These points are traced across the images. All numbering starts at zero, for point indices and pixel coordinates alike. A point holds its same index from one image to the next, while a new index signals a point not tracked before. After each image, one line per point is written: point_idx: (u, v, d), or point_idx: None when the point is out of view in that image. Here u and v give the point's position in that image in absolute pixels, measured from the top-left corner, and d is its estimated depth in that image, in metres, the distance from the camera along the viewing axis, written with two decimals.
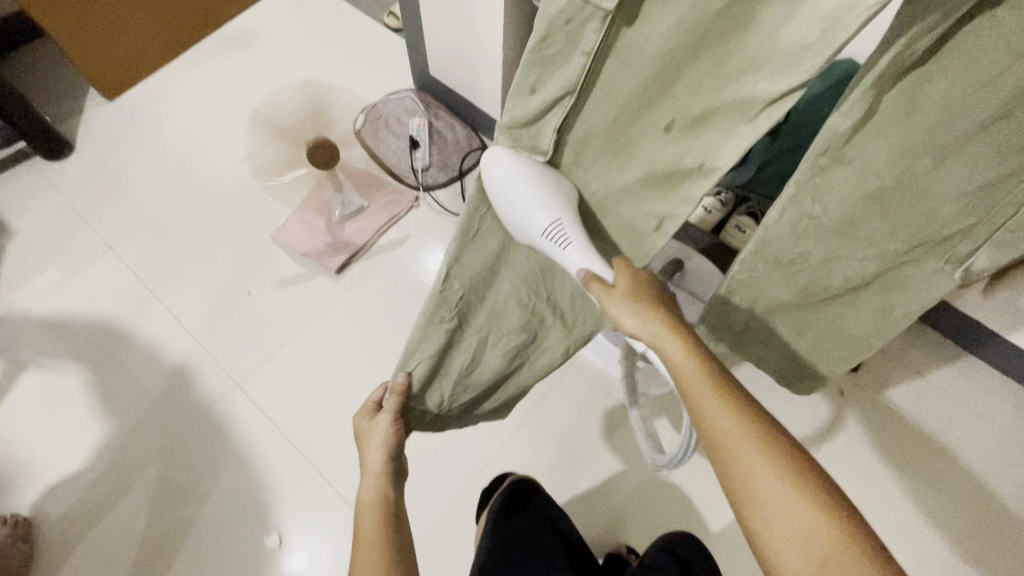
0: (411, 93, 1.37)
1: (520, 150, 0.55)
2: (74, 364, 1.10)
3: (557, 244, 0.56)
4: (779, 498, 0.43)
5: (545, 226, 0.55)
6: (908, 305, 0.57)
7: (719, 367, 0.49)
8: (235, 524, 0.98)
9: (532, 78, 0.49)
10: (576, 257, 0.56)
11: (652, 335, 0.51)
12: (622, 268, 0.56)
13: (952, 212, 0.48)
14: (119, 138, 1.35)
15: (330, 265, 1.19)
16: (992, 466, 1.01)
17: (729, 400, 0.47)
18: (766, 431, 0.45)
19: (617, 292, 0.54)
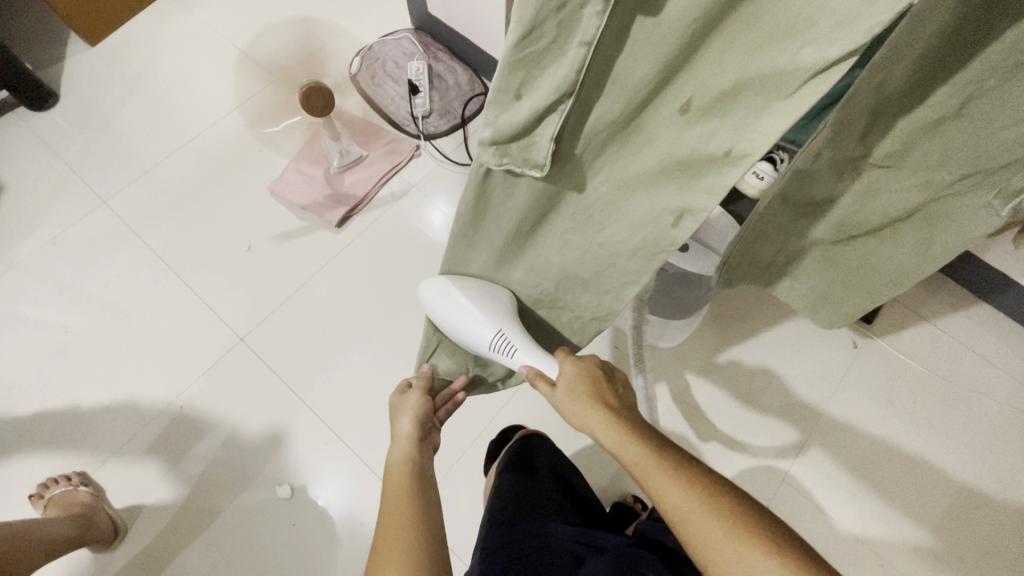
0: (409, 34, 1.30)
1: (512, 163, 0.46)
2: (77, 322, 1.09)
3: (505, 353, 0.66)
4: (748, 567, 0.40)
5: (491, 339, 0.66)
6: (952, 238, 0.52)
7: (658, 441, 0.50)
8: (247, 474, 1.00)
9: (517, 80, 0.39)
10: (524, 357, 0.65)
11: (592, 426, 0.53)
12: (565, 365, 0.60)
13: (1012, 140, 0.42)
14: (104, 84, 1.29)
15: (331, 218, 1.15)
16: (1003, 415, 1.01)
17: (679, 472, 0.46)
18: (713, 495, 0.44)
19: (563, 391, 0.58)
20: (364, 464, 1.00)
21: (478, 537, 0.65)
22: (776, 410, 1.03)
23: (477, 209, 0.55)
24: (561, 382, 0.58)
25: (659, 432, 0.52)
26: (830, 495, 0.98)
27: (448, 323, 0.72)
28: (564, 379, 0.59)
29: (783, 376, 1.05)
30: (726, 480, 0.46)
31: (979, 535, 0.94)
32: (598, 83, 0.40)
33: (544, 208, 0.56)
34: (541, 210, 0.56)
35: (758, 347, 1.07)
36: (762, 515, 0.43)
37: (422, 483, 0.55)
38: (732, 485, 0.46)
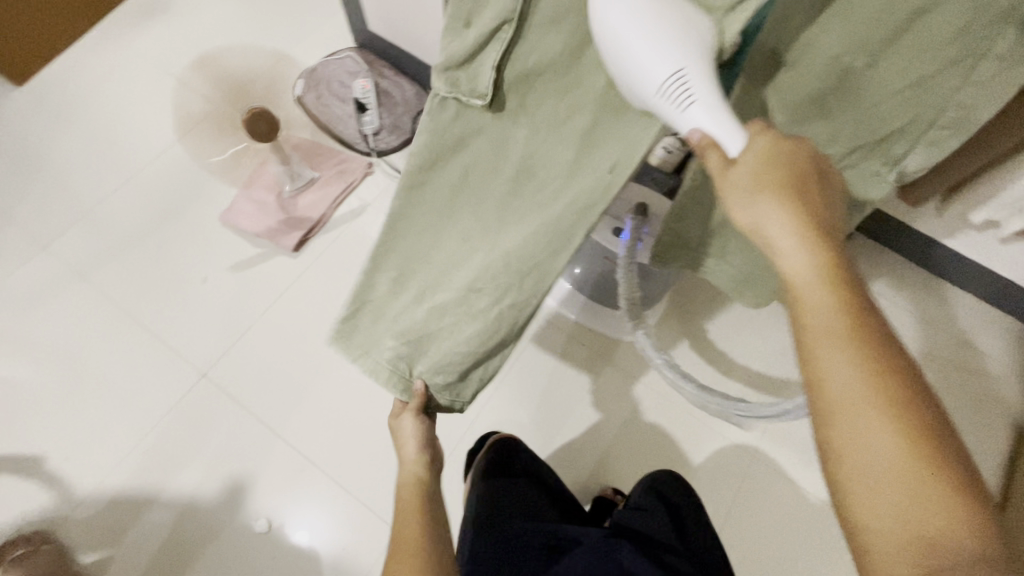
0: (353, 53, 1.28)
1: (458, 96, 0.48)
2: (24, 374, 1.04)
3: (676, 104, 0.41)
4: (896, 474, 0.37)
5: (661, 82, 0.40)
6: (850, 206, 0.61)
7: (853, 281, 0.41)
8: (220, 513, 0.97)
9: (466, 8, 0.43)
10: (701, 116, 0.42)
11: (771, 234, 0.43)
12: (755, 138, 0.44)
13: (889, 113, 0.50)
14: (36, 125, 1.24)
15: (287, 243, 1.14)
16: (946, 371, 1.07)
17: (867, 356, 0.38)
18: (893, 382, 0.38)
19: (738, 168, 0.44)
20: (342, 487, 0.99)
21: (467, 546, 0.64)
22: (742, 391, 1.06)
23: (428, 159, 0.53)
24: (744, 158, 0.43)
25: (854, 269, 0.42)
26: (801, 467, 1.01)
27: (380, 282, 0.65)
28: (746, 156, 0.44)
29: (746, 357, 1.08)
30: (910, 359, 0.39)
31: None
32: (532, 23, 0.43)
33: (473, 172, 0.54)
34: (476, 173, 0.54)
35: (721, 331, 1.10)
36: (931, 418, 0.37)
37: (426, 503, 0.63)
38: (917, 369, 0.39)
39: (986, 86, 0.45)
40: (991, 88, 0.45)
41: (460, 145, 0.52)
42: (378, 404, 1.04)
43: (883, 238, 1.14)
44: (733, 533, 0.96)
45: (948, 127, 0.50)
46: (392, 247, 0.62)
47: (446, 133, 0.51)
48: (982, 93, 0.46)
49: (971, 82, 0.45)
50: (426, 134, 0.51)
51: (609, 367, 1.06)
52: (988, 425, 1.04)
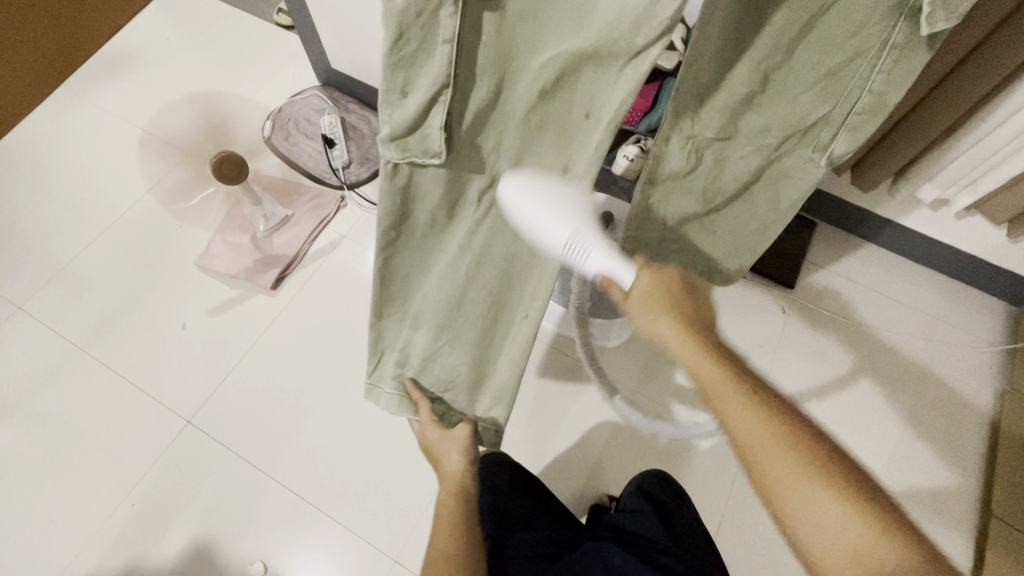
0: (317, 91, 1.31)
1: (412, 159, 0.52)
2: (6, 439, 1.02)
3: (578, 257, 0.53)
4: (810, 495, 0.40)
5: (566, 239, 0.52)
6: (794, 190, 0.66)
7: (737, 359, 0.47)
8: (214, 561, 0.95)
9: (401, 80, 0.46)
10: (600, 259, 0.53)
11: (670, 341, 0.48)
12: (639, 268, 0.53)
13: (814, 102, 0.56)
14: (6, 187, 1.24)
15: (264, 281, 1.14)
16: (922, 347, 1.10)
17: (757, 404, 0.44)
18: (793, 428, 0.43)
19: (635, 298, 0.52)
20: (337, 523, 0.98)
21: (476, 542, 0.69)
22: None
23: (398, 214, 0.59)
24: (635, 289, 0.52)
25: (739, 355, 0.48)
26: None
27: (389, 326, 0.73)
28: (638, 288, 0.52)
29: (728, 351, 1.10)
30: (801, 411, 0.45)
31: (927, 464, 1.00)
32: (469, 74, 0.47)
33: (439, 218, 0.61)
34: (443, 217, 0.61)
35: None
36: (831, 447, 0.42)
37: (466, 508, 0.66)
38: (808, 418, 0.44)
39: (890, 74, 0.52)
40: (897, 72, 0.52)
41: (417, 200, 0.57)
42: (367, 433, 1.04)
43: (847, 224, 1.17)
44: (731, 527, 0.97)
45: (866, 112, 0.55)
46: (404, 293, 0.70)
47: (405, 192, 0.56)
48: (888, 79, 0.52)
49: (880, 69, 0.52)
50: (390, 198, 0.56)
51: (594, 374, 1.07)
52: (972, 394, 1.05)
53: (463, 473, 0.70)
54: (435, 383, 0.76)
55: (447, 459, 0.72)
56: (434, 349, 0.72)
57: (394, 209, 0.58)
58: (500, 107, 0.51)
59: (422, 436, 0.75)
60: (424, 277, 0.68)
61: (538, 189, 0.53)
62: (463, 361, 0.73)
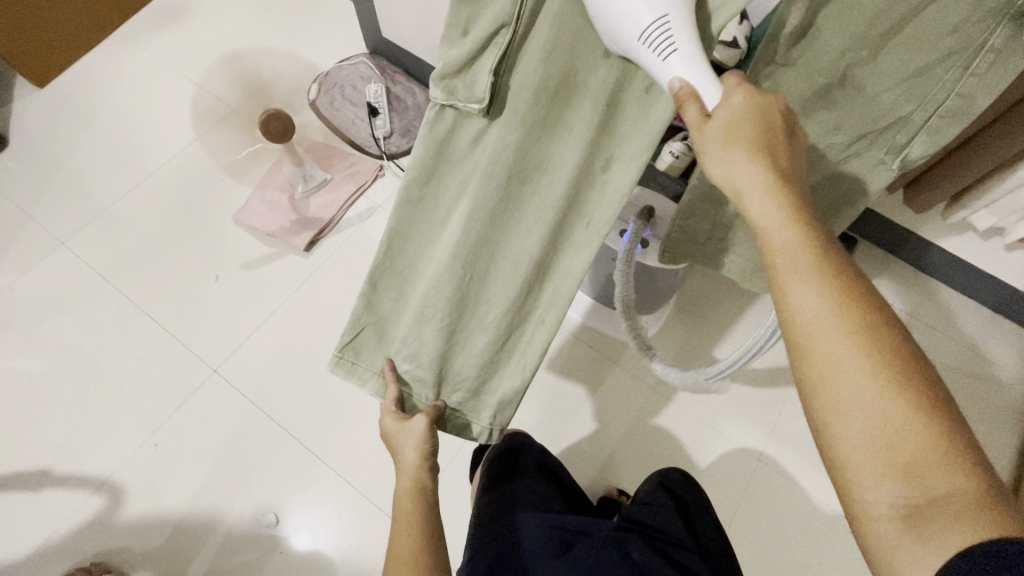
0: (364, 58, 1.31)
1: (457, 103, 0.51)
2: (40, 367, 1.06)
3: (657, 53, 0.41)
4: (867, 390, 0.36)
5: (645, 26, 0.40)
6: (858, 195, 0.63)
7: (819, 233, 0.41)
8: (229, 509, 0.98)
9: (463, 17, 0.46)
10: (681, 64, 0.41)
11: (745, 191, 0.43)
12: (733, 92, 0.44)
13: (895, 102, 0.53)
14: (57, 126, 1.27)
15: (298, 242, 1.15)
16: (953, 378, 1.07)
17: (831, 280, 0.39)
18: (861, 313, 0.38)
19: (715, 125, 0.44)
20: (349, 487, 1.00)
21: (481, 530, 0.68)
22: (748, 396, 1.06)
23: (428, 170, 0.58)
24: (720, 113, 0.44)
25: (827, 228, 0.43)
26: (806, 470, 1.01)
27: (384, 299, 0.70)
28: (725, 109, 0.44)
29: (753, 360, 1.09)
30: (879, 300, 0.39)
31: None
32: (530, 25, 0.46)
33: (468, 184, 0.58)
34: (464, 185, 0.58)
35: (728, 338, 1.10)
36: (909, 350, 0.37)
37: (426, 511, 0.60)
38: (885, 307, 0.39)
39: (983, 76, 0.48)
40: (989, 77, 0.48)
41: (453, 155, 0.57)
42: None
43: (890, 245, 1.14)
44: (738, 535, 0.96)
45: (950, 116, 0.51)
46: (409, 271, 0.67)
47: (442, 143, 0.55)
48: (979, 82, 0.48)
49: (970, 72, 0.48)
50: (425, 147, 0.56)
51: (614, 368, 1.07)
52: (1000, 430, 1.03)
53: (421, 468, 0.63)
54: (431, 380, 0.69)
55: (405, 454, 0.64)
56: (445, 348, 0.67)
57: (428, 157, 0.56)
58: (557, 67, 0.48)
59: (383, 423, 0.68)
60: (429, 245, 0.64)
61: None
62: (477, 359, 0.66)
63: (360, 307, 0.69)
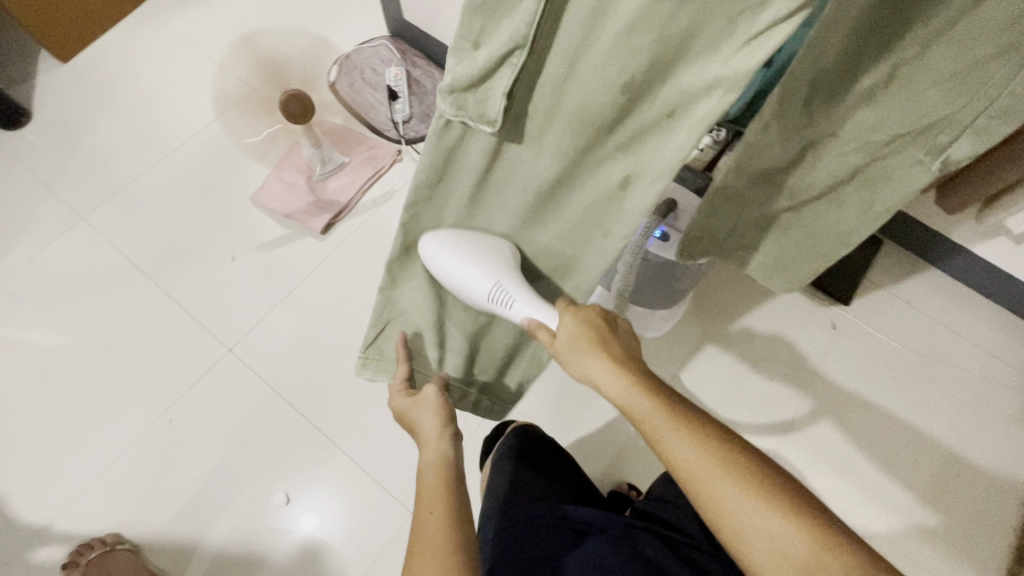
0: (385, 41, 1.30)
1: (467, 119, 0.48)
2: (60, 341, 1.07)
3: (502, 304, 0.62)
4: (754, 517, 0.41)
5: (488, 291, 0.62)
6: (891, 197, 0.60)
7: (668, 393, 0.48)
8: (242, 486, 0.99)
9: (477, 28, 0.41)
10: (522, 309, 0.61)
11: (599, 379, 0.50)
12: (564, 315, 0.56)
13: (938, 101, 0.50)
14: (79, 102, 1.27)
15: (315, 225, 1.15)
16: (976, 385, 1.05)
17: (695, 431, 0.44)
18: (730, 453, 0.43)
19: (562, 341, 0.55)
20: (360, 469, 1.01)
21: (497, 519, 0.68)
22: (762, 395, 1.05)
23: (443, 171, 0.55)
24: (561, 333, 0.55)
25: (672, 390, 0.49)
26: (819, 471, 1.01)
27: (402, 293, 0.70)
28: (563, 331, 0.55)
29: (768, 359, 1.08)
30: (734, 433, 0.46)
31: (959, 505, 0.97)
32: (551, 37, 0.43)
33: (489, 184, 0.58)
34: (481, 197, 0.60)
35: (744, 336, 1.09)
36: (775, 471, 0.43)
37: (456, 485, 0.53)
38: (744, 440, 0.45)
39: None
40: None
41: (465, 164, 0.55)
42: None
43: (916, 247, 1.12)
44: None
45: (999, 115, 0.48)
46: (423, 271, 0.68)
47: (450, 153, 0.53)
48: None
49: None
50: (432, 157, 0.53)
51: None
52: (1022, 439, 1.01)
53: (442, 437, 0.58)
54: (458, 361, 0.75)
55: (424, 425, 0.61)
56: (478, 322, 0.73)
57: (437, 166, 0.54)
58: (575, 83, 0.46)
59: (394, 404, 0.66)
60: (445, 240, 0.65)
61: (455, 243, 0.62)
62: (505, 331, 0.75)
63: (381, 307, 0.71)
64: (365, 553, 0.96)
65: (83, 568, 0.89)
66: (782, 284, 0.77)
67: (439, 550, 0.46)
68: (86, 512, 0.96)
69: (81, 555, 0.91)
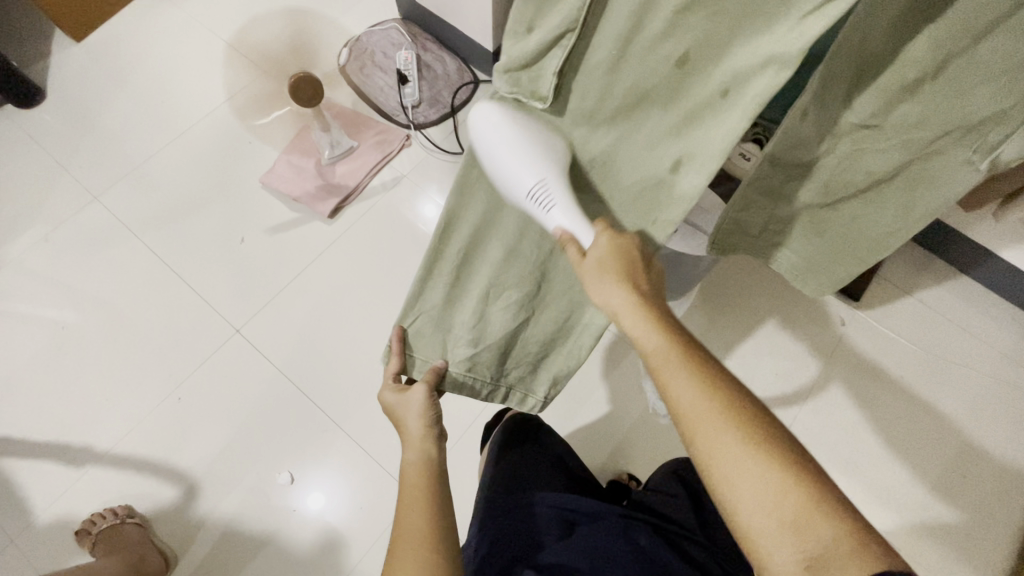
0: (396, 24, 1.29)
1: (519, 96, 0.48)
2: (74, 317, 1.09)
3: (541, 206, 0.53)
4: (745, 465, 0.41)
5: (529, 187, 0.51)
6: (938, 196, 0.56)
7: (684, 335, 0.48)
8: (248, 465, 1.01)
9: (529, 11, 0.42)
10: (560, 215, 0.53)
11: (619, 311, 0.50)
12: (600, 235, 0.53)
13: (990, 97, 0.45)
14: (92, 81, 1.28)
15: (323, 209, 1.16)
16: (985, 385, 1.03)
17: (703, 373, 0.45)
18: (732, 399, 0.43)
19: (590, 261, 0.52)
20: (363, 452, 1.02)
21: (487, 511, 0.68)
22: (766, 389, 1.05)
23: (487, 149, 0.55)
24: (592, 252, 0.52)
25: (687, 331, 0.49)
26: (820, 467, 1.00)
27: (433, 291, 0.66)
28: (596, 250, 0.52)
29: (773, 353, 1.07)
30: (742, 383, 0.45)
31: (962, 505, 0.97)
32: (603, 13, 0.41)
33: None
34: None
35: (750, 331, 1.09)
36: (774, 425, 0.43)
37: (437, 488, 0.56)
38: (750, 392, 0.45)
39: None
40: None
41: None
42: None
43: (929, 243, 1.10)
44: None
45: None
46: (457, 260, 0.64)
47: None
48: None
49: None
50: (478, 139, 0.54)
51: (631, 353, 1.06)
52: None
53: (426, 436, 0.60)
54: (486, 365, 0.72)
55: (409, 424, 0.62)
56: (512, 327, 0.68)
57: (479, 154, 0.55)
58: (628, 63, 0.44)
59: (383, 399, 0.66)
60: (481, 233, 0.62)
61: (505, 121, 0.49)
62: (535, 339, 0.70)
63: (408, 301, 0.68)
64: (366, 533, 0.98)
65: (93, 537, 0.92)
66: (817, 285, 0.73)
67: (415, 545, 0.50)
68: (98, 484, 0.99)
69: (92, 525, 0.94)
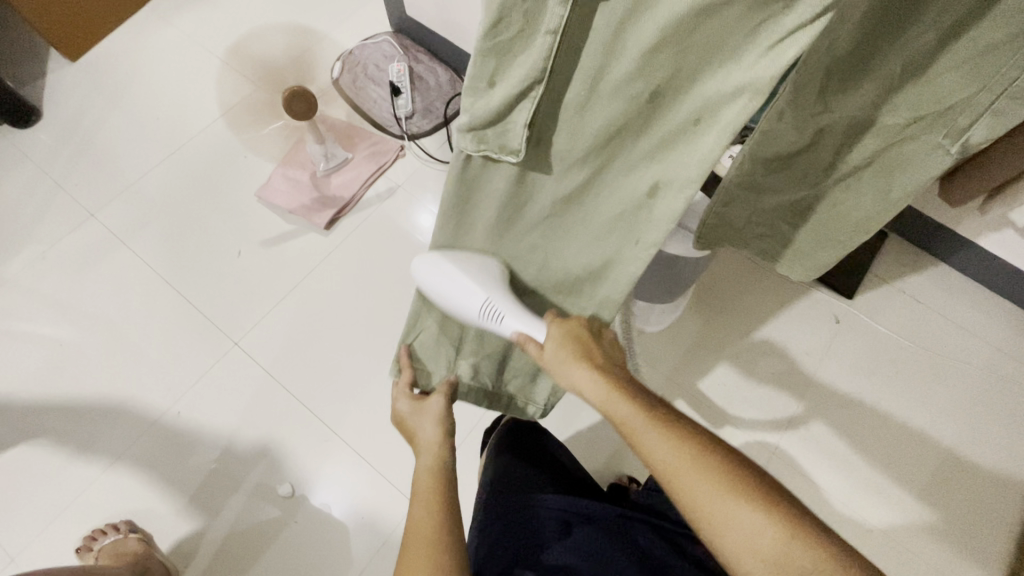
0: (388, 37, 1.30)
1: (489, 150, 0.50)
2: (72, 334, 1.09)
3: (493, 319, 0.61)
4: (727, 507, 0.41)
5: (479, 306, 0.61)
6: (908, 184, 0.56)
7: (645, 396, 0.49)
8: (248, 477, 1.01)
9: (490, 67, 0.43)
10: (512, 321, 0.61)
11: (581, 384, 0.52)
12: (551, 328, 0.59)
13: (956, 81, 0.47)
14: (87, 101, 1.29)
15: (319, 221, 1.17)
16: (980, 381, 1.04)
17: (667, 426, 0.46)
18: (701, 445, 0.44)
19: (550, 351, 0.57)
20: (364, 460, 1.02)
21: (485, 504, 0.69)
22: (764, 388, 1.05)
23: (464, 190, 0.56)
24: (548, 343, 0.57)
25: (647, 391, 0.51)
26: (820, 465, 1.01)
27: (429, 311, 0.69)
28: (550, 342, 0.58)
29: (769, 353, 1.08)
30: (705, 428, 0.47)
31: (960, 500, 0.97)
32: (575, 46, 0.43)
33: (507, 209, 0.59)
34: (508, 215, 0.59)
35: (747, 332, 1.10)
36: (746, 463, 0.44)
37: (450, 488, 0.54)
38: (715, 435, 0.46)
39: None
40: None
41: (484, 187, 0.56)
42: None
43: (921, 241, 1.11)
44: None
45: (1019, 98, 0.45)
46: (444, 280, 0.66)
47: (470, 181, 0.55)
48: None
49: None
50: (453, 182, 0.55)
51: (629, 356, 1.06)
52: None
53: (443, 443, 0.59)
54: (488, 371, 0.74)
55: (423, 431, 0.62)
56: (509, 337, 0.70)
57: (456, 191, 0.56)
58: (596, 104, 0.46)
59: (395, 410, 0.67)
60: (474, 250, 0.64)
61: (446, 262, 0.63)
62: None
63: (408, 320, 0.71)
64: (368, 542, 0.97)
65: (95, 553, 0.92)
66: (796, 270, 0.71)
67: (428, 548, 0.48)
68: (98, 501, 0.99)
69: (94, 540, 0.93)
